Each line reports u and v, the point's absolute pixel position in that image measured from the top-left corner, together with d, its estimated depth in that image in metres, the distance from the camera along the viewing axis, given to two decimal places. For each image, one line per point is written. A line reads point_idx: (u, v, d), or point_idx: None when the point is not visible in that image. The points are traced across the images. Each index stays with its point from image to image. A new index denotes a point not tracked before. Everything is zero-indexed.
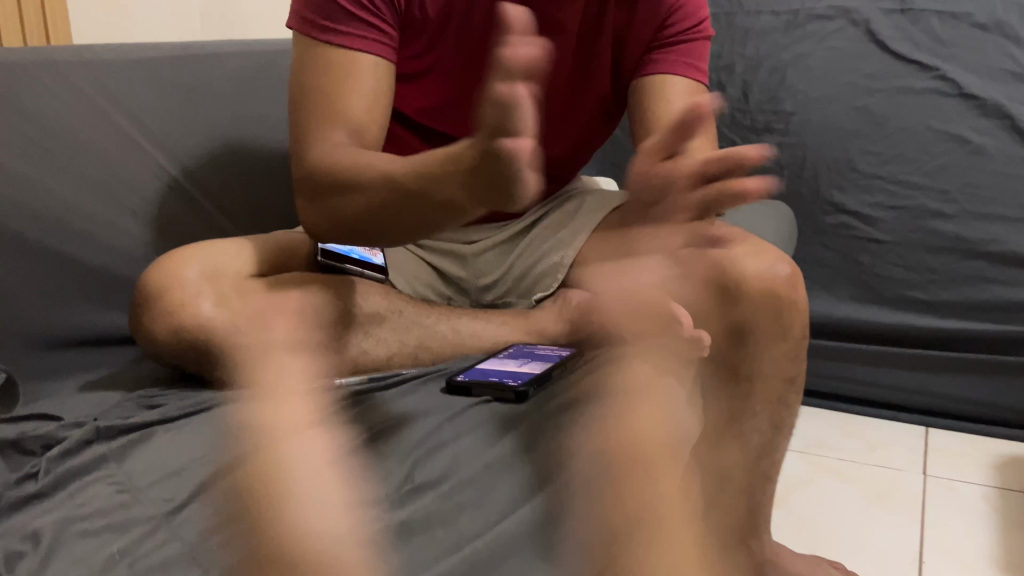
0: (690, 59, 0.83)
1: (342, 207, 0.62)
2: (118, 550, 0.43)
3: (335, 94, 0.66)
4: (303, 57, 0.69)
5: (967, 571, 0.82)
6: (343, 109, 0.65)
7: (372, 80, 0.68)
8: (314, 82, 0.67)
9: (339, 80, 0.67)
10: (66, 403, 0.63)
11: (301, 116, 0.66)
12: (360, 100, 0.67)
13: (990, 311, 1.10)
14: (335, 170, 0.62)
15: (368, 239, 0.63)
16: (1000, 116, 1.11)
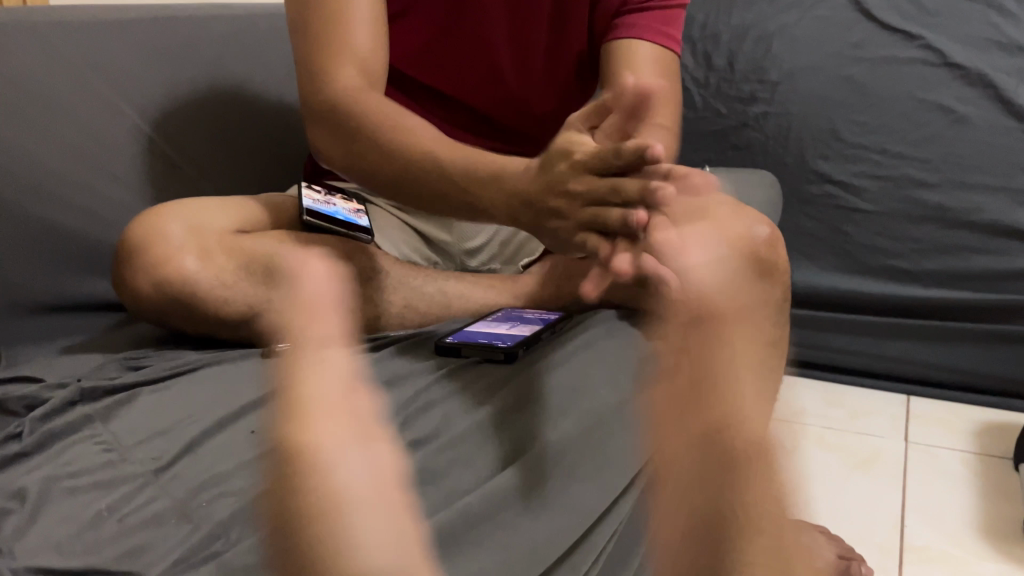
0: (665, 26, 0.84)
1: (361, 159, 0.63)
2: (106, 506, 0.43)
3: (337, 28, 0.67)
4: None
5: (949, 533, 0.84)
6: (348, 43, 0.67)
7: (370, 16, 0.69)
8: (314, 16, 0.68)
9: (340, 14, 0.68)
10: (48, 366, 0.62)
11: (309, 49, 0.67)
12: (365, 36, 0.68)
13: (972, 280, 1.12)
14: (351, 111, 0.64)
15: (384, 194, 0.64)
16: (983, 85, 1.12)
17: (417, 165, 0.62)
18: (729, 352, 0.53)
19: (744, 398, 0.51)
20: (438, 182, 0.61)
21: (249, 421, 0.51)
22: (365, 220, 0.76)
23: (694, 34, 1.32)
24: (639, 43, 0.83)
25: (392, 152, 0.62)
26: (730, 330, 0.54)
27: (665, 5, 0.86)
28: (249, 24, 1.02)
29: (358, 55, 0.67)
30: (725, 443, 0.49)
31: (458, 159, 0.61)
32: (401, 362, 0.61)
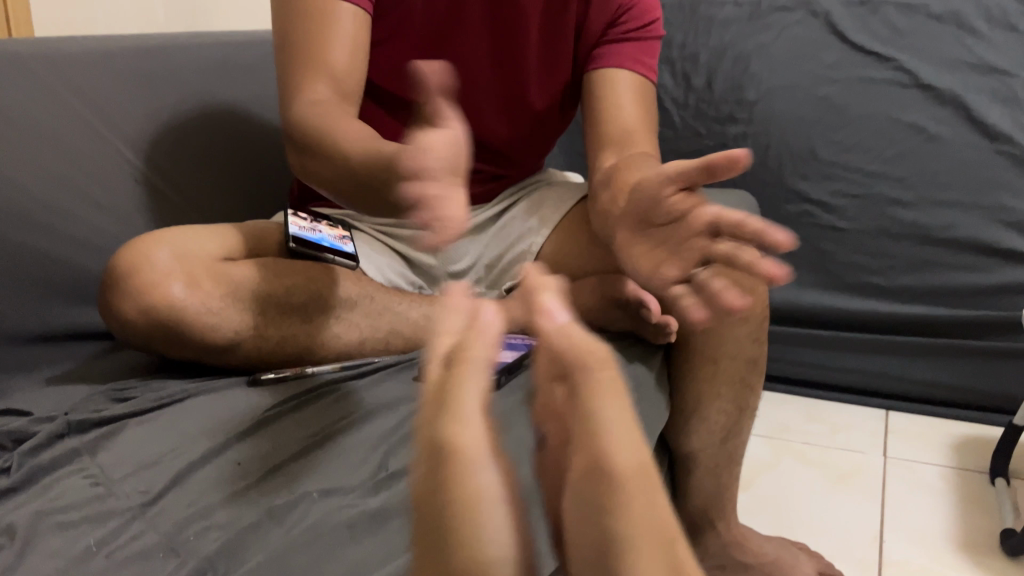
0: (639, 55, 0.88)
1: (316, 171, 0.64)
2: (95, 541, 0.43)
3: (318, 43, 0.71)
4: (283, 9, 0.72)
5: (927, 545, 0.86)
6: (327, 57, 0.70)
7: (348, 37, 0.73)
8: (297, 29, 0.71)
9: (320, 31, 0.71)
10: (35, 398, 0.62)
11: (289, 67, 0.70)
12: (342, 57, 0.71)
13: (947, 295, 1.14)
14: (312, 126, 0.64)
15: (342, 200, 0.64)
16: (955, 105, 1.14)
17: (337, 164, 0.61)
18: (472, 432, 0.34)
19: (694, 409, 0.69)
20: (349, 179, 0.61)
21: (235, 454, 0.52)
22: (350, 246, 0.77)
23: (672, 54, 1.33)
24: (620, 71, 0.86)
25: (326, 155, 0.62)
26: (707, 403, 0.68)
27: (644, 36, 0.90)
28: (231, 50, 1.04)
29: (332, 71, 0.70)
30: None
31: (360, 155, 0.60)
32: (386, 391, 0.61)
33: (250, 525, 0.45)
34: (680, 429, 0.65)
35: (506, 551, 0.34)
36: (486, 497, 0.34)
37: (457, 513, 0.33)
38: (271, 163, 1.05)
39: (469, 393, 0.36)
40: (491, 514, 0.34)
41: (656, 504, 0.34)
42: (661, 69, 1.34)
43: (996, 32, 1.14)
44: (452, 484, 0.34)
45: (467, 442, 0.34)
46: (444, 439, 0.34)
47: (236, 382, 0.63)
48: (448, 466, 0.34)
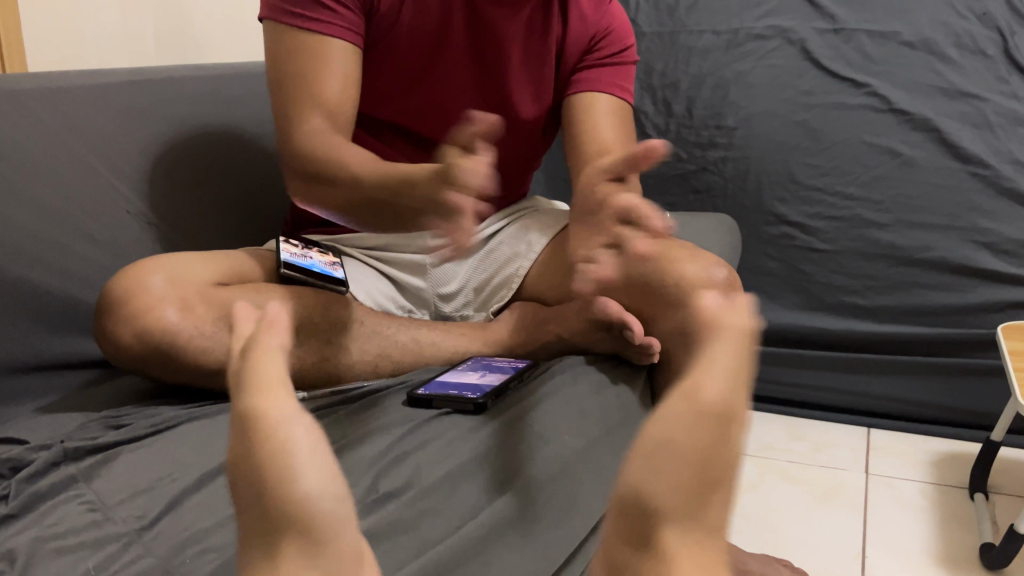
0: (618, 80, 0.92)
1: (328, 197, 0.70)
2: (94, 565, 0.44)
3: (312, 74, 0.73)
4: (278, 43, 0.75)
5: (907, 560, 0.87)
6: (319, 85, 0.73)
7: (342, 64, 0.75)
8: (292, 63, 0.73)
9: (314, 64, 0.73)
10: (31, 427, 0.63)
11: (284, 98, 0.72)
12: (334, 84, 0.74)
13: (923, 314, 1.17)
14: (319, 158, 0.69)
15: (364, 215, 0.70)
16: (927, 130, 1.18)
17: (349, 188, 0.68)
18: (298, 440, 0.36)
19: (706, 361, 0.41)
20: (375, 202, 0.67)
21: (229, 479, 0.53)
22: (340, 271, 0.78)
23: (653, 82, 1.36)
24: (598, 96, 0.90)
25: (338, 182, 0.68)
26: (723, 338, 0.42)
27: (620, 60, 0.94)
28: (220, 83, 1.05)
29: (327, 97, 0.72)
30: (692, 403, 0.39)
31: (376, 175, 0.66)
32: (378, 414, 0.63)
33: None
34: (685, 447, 0.38)
35: (322, 489, 0.35)
36: (319, 446, 0.37)
37: (271, 464, 0.36)
38: (260, 194, 1.06)
39: (271, 370, 0.40)
40: (305, 461, 0.36)
41: (712, 443, 0.38)
42: (643, 96, 1.37)
43: (966, 58, 1.17)
44: (250, 440, 0.37)
45: (274, 407, 0.38)
46: (246, 408, 0.38)
47: (227, 407, 0.64)
48: (250, 429, 0.37)
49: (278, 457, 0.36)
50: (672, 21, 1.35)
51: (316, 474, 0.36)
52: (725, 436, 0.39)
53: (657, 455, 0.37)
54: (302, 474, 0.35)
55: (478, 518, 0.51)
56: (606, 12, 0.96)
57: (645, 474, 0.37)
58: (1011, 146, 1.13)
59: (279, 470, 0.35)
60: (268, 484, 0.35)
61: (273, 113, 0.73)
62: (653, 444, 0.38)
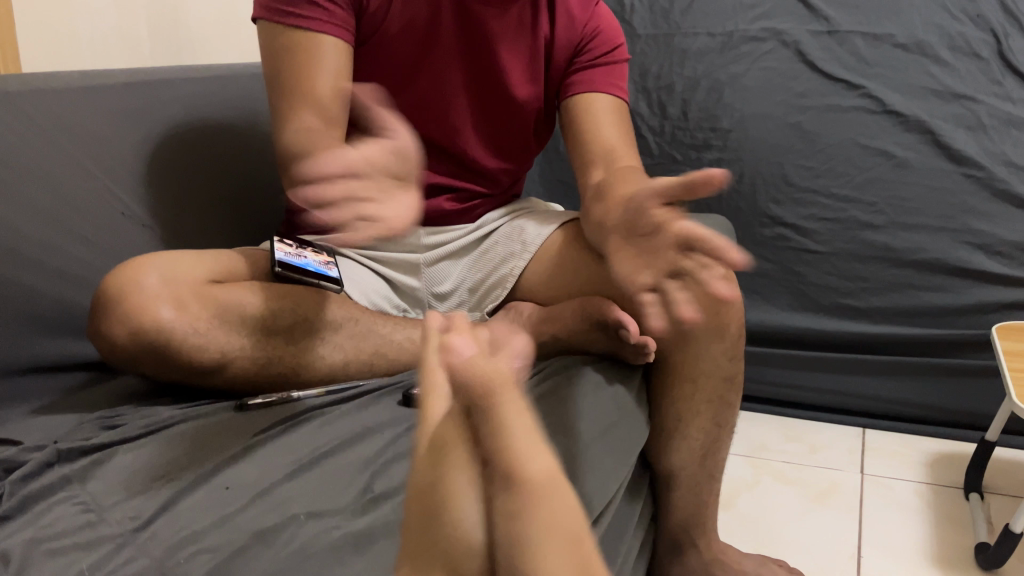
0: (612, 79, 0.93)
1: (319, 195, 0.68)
2: (88, 566, 0.44)
3: (303, 73, 0.73)
4: (269, 42, 0.75)
5: (903, 561, 0.88)
6: (312, 84, 0.73)
7: (336, 63, 0.75)
8: (286, 64, 0.74)
9: (306, 61, 0.74)
10: (25, 429, 0.63)
11: (280, 98, 0.73)
12: (326, 83, 0.73)
13: (917, 315, 1.18)
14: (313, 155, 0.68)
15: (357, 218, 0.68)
16: (921, 131, 1.18)
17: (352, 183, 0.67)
18: (521, 425, 0.43)
19: (524, 435, 0.43)
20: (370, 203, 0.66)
21: (224, 479, 0.53)
22: (335, 271, 0.78)
23: (648, 84, 1.35)
24: (597, 96, 0.91)
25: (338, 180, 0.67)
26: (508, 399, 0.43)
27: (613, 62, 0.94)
28: (213, 83, 1.05)
29: (319, 96, 0.72)
30: (514, 488, 0.41)
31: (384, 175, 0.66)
32: (372, 414, 0.63)
33: (239, 548, 0.46)
34: (558, 520, 0.41)
35: (544, 481, 0.42)
36: (538, 468, 0.42)
37: (447, 480, 0.43)
38: (252, 194, 1.06)
39: (437, 381, 0.49)
40: (463, 491, 0.42)
41: (563, 509, 0.42)
42: (637, 98, 1.37)
43: (959, 60, 1.18)
44: (453, 461, 0.43)
45: (439, 412, 0.47)
46: (428, 420, 0.46)
47: (221, 407, 0.64)
48: (481, 426, 0.43)
49: (520, 482, 0.41)
50: (667, 23, 1.35)
51: (536, 469, 0.42)
52: (538, 502, 0.41)
53: (543, 550, 0.40)
54: (503, 501, 0.42)
55: None
56: (597, 14, 0.96)
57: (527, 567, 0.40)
58: (1005, 147, 1.14)
59: (517, 499, 0.41)
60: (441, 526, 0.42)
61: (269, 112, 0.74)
62: (508, 542, 0.41)
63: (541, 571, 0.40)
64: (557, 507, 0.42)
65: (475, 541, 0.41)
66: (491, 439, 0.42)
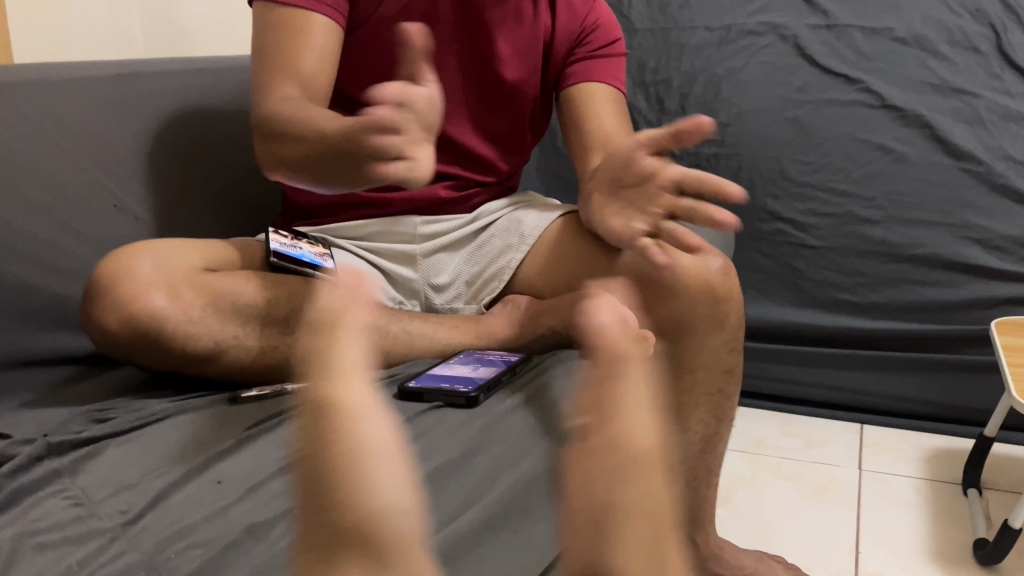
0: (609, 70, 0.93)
1: (286, 152, 0.67)
2: (76, 562, 0.43)
3: (289, 48, 0.72)
4: (259, 25, 0.75)
5: (901, 556, 0.87)
6: (297, 61, 0.72)
7: (325, 44, 0.75)
8: (271, 38, 0.73)
9: (291, 39, 0.73)
10: (14, 423, 0.62)
11: (258, 74, 0.72)
12: (308, 59, 0.73)
13: (914, 311, 1.17)
14: (280, 118, 0.67)
15: (318, 171, 0.66)
16: (920, 126, 1.18)
17: (309, 136, 0.65)
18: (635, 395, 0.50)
19: (636, 411, 0.49)
20: (319, 150, 0.64)
21: (215, 474, 0.52)
22: (330, 263, 0.77)
23: (645, 78, 1.35)
24: (595, 85, 0.92)
25: (298, 136, 0.66)
26: (634, 372, 0.52)
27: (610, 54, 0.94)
28: (209, 76, 1.04)
29: (300, 72, 0.72)
30: (619, 454, 0.47)
31: (335, 123, 0.64)
32: None
33: (231, 543, 0.45)
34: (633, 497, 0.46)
35: (392, 500, 0.43)
36: (375, 445, 0.45)
37: (335, 463, 0.44)
38: (246, 187, 1.05)
39: (346, 354, 0.50)
40: (384, 466, 0.44)
41: (656, 493, 0.47)
42: (635, 92, 1.36)
43: (958, 54, 1.17)
44: (343, 433, 0.45)
45: (348, 396, 0.47)
46: (320, 396, 0.47)
47: (212, 401, 0.63)
48: (336, 415, 0.46)
49: (352, 459, 0.44)
50: (664, 17, 1.34)
51: (389, 492, 0.43)
52: (655, 473, 0.48)
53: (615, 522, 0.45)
54: (377, 488, 0.43)
55: (468, 513, 0.50)
56: (593, 8, 0.96)
57: (605, 532, 0.45)
58: (1003, 142, 1.14)
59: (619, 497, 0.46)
60: (330, 483, 0.43)
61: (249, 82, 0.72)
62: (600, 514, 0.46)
63: (586, 536, 0.46)
64: (664, 468, 0.49)
65: (396, 523, 0.42)
66: (624, 419, 0.49)
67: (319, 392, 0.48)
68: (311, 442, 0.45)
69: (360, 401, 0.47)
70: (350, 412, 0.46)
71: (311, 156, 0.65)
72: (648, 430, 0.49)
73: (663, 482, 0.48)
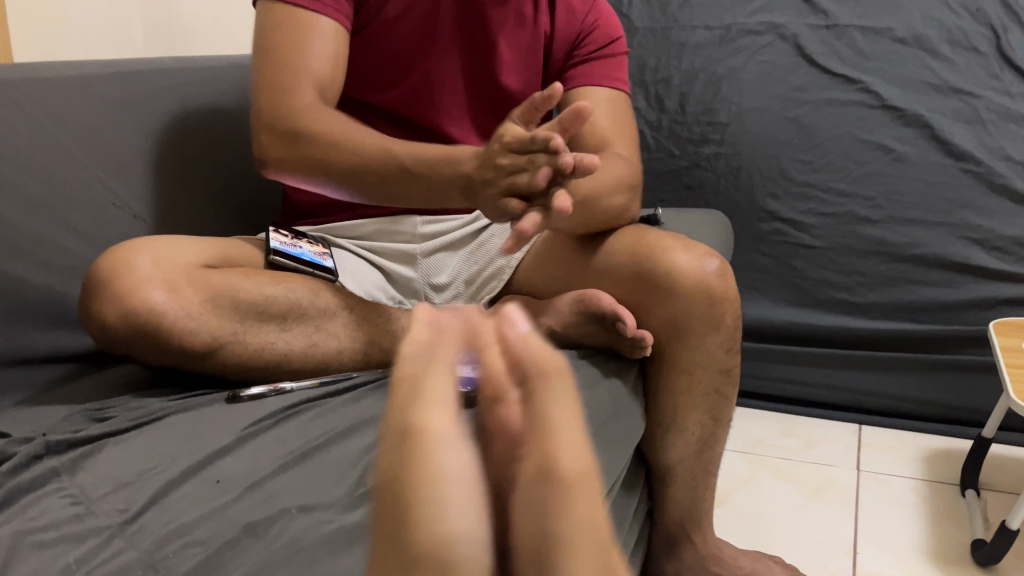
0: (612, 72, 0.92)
1: (310, 157, 0.68)
2: (75, 560, 0.43)
3: (298, 46, 0.72)
4: (265, 19, 0.74)
5: (900, 556, 0.87)
6: (307, 61, 0.72)
7: (332, 45, 0.75)
8: (275, 37, 0.72)
9: (299, 38, 0.72)
10: (14, 421, 0.62)
11: (266, 69, 0.71)
12: (323, 62, 0.73)
13: (914, 311, 1.17)
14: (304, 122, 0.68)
15: (352, 184, 0.67)
16: (920, 126, 1.18)
17: (364, 153, 0.66)
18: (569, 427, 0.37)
19: (565, 423, 0.37)
20: (375, 168, 0.66)
21: (213, 473, 0.52)
22: (330, 261, 0.77)
23: (645, 77, 1.35)
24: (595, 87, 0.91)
25: (341, 146, 0.67)
26: (563, 387, 0.38)
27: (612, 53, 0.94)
28: (209, 74, 1.03)
29: (314, 74, 0.72)
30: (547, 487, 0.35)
31: (406, 149, 0.66)
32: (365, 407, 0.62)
33: (229, 541, 0.45)
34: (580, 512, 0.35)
35: (468, 529, 0.33)
36: (449, 473, 0.34)
37: (424, 494, 0.33)
38: (246, 186, 1.05)
39: (446, 444, 0.34)
40: (456, 494, 0.33)
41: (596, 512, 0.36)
42: (635, 92, 1.36)
43: (958, 54, 1.17)
44: (421, 457, 0.34)
45: (439, 424, 0.35)
46: (411, 423, 0.35)
47: (211, 399, 0.63)
48: (416, 445, 0.34)
49: (430, 489, 0.33)
50: (664, 16, 1.34)
51: (459, 514, 0.33)
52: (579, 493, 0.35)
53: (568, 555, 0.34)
54: (457, 521, 0.33)
55: None
56: (596, 9, 0.96)
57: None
58: (1003, 142, 1.13)
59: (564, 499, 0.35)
60: (412, 516, 0.33)
61: (251, 81, 0.72)
62: (549, 540, 0.34)
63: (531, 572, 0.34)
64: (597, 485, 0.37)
65: (468, 560, 0.32)
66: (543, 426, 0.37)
67: (408, 419, 0.35)
68: (404, 472, 0.33)
69: (449, 427, 0.35)
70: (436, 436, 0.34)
71: (362, 172, 0.66)
72: (578, 444, 0.36)
73: (598, 499, 0.37)
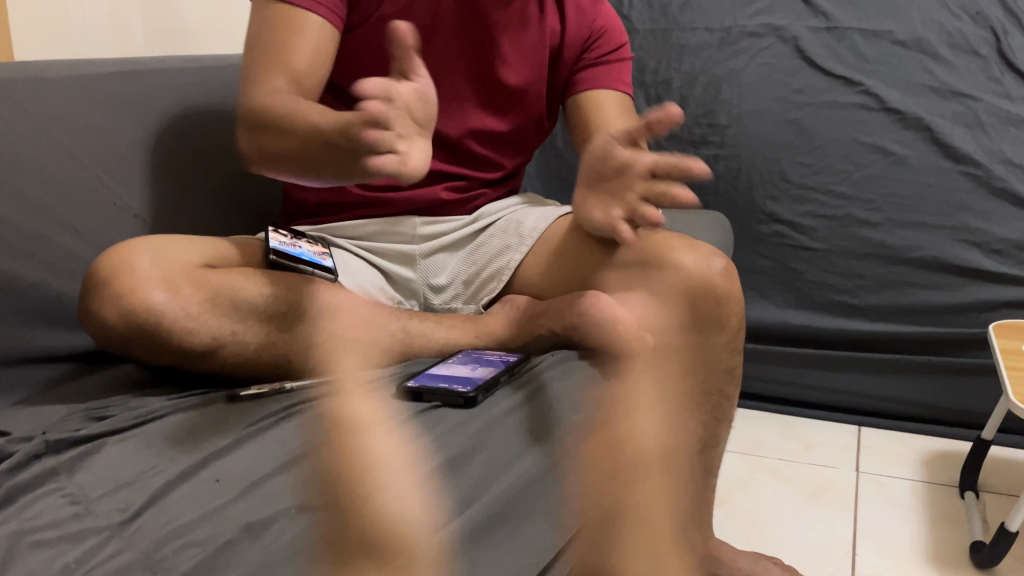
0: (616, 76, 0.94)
1: (274, 146, 0.67)
2: (74, 559, 0.43)
3: (280, 42, 0.72)
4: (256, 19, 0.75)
5: (898, 559, 0.87)
6: (288, 56, 0.72)
7: (316, 42, 0.74)
8: (262, 35, 0.73)
9: (285, 35, 0.73)
10: (13, 420, 0.62)
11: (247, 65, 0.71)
12: (301, 55, 0.73)
13: (913, 314, 1.18)
14: (269, 109, 0.67)
15: (306, 163, 0.66)
16: (920, 129, 1.18)
17: (303, 129, 0.65)
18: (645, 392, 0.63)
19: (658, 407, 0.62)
20: (314, 142, 0.65)
21: (212, 473, 0.52)
22: (330, 261, 0.77)
23: (646, 79, 1.35)
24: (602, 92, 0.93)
25: (291, 128, 0.66)
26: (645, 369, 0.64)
27: (616, 59, 0.95)
28: (209, 75, 1.03)
29: (293, 67, 0.71)
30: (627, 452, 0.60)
31: (331, 118, 0.64)
32: (365, 407, 0.62)
33: (229, 541, 0.45)
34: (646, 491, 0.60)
35: (407, 511, 0.48)
36: (379, 460, 0.51)
37: (356, 483, 0.49)
38: (246, 186, 1.05)
39: (356, 439, 0.53)
40: (391, 492, 0.49)
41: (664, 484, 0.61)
42: (635, 93, 1.36)
43: (958, 58, 1.17)
44: (353, 454, 0.52)
45: (357, 413, 0.56)
46: (337, 412, 0.56)
47: (210, 398, 0.63)
48: (349, 428, 0.54)
49: (361, 487, 0.49)
50: (665, 18, 1.34)
51: (399, 500, 0.48)
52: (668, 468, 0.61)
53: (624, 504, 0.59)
54: (394, 501, 0.48)
55: (466, 513, 0.50)
56: (600, 12, 0.96)
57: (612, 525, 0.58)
58: (1003, 146, 1.13)
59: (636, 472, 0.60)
60: (357, 504, 0.48)
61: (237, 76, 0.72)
62: (615, 450, 0.61)
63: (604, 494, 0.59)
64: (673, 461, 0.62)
65: (410, 534, 0.47)
66: (636, 412, 0.62)
67: (332, 438, 0.52)
68: (332, 457, 0.52)
69: (369, 417, 0.56)
70: (362, 426, 0.54)
71: (304, 150, 0.66)
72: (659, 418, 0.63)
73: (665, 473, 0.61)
